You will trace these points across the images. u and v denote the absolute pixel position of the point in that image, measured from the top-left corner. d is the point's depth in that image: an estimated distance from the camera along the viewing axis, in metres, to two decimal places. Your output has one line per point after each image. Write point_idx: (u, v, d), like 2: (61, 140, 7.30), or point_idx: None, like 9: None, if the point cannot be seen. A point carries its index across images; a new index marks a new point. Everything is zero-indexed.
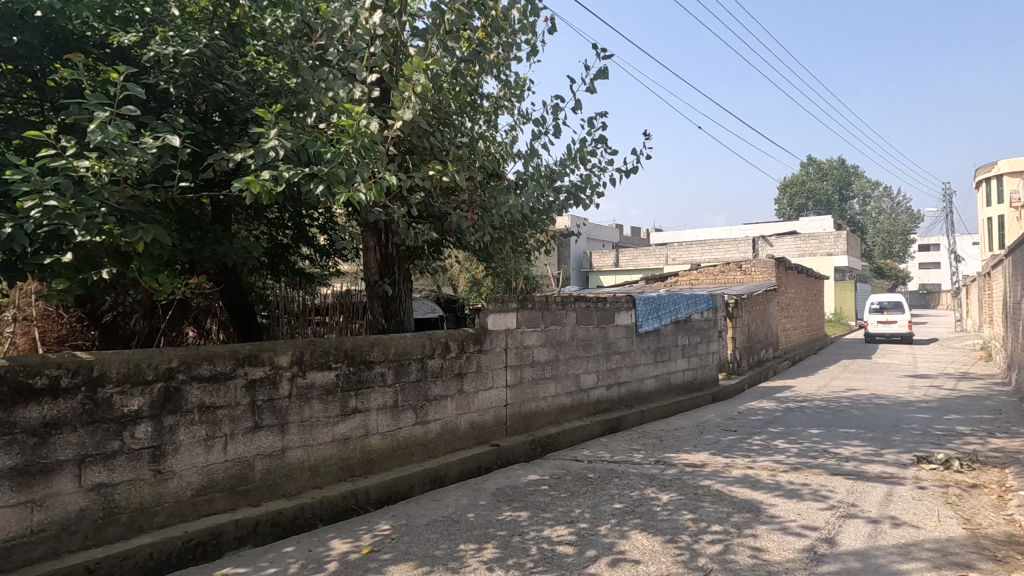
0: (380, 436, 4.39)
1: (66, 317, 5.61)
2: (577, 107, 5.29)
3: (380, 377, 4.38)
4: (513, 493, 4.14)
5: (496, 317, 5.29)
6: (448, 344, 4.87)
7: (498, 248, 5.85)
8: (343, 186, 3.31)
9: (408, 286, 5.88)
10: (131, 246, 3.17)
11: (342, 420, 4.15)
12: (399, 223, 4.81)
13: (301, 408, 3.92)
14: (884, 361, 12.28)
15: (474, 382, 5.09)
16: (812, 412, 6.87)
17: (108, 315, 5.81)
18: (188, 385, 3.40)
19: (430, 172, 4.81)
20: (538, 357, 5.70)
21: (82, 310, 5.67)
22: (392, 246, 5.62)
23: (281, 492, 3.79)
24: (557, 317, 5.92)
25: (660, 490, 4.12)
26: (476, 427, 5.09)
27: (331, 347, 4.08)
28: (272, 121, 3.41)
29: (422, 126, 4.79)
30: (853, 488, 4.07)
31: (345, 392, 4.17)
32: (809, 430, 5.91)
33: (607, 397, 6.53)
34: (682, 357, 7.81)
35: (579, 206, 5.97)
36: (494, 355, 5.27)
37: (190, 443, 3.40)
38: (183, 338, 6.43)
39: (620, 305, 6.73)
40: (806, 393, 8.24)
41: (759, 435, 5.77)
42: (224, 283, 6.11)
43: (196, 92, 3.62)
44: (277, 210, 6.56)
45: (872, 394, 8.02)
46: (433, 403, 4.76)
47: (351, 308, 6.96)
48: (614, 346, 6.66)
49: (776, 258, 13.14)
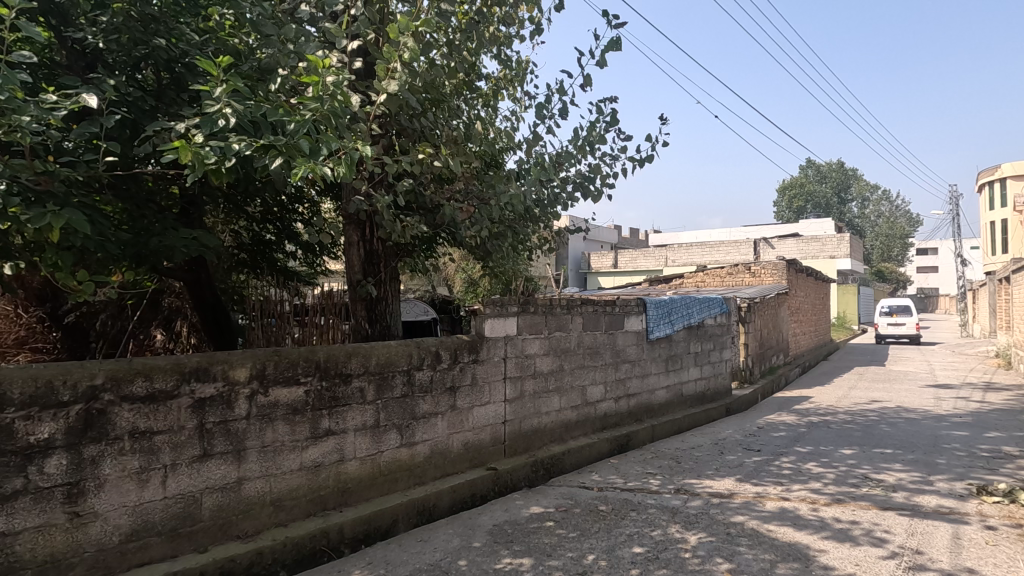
0: (359, 462, 3.77)
1: (27, 317, 5.10)
2: (586, 84, 4.69)
3: (359, 393, 3.76)
4: (513, 532, 3.52)
5: (494, 322, 4.67)
6: (439, 354, 4.25)
7: (497, 244, 5.22)
8: (305, 160, 2.67)
9: (396, 287, 5.26)
10: (42, 235, 2.54)
11: (313, 445, 3.52)
12: (383, 214, 4.18)
13: (262, 431, 3.29)
14: (899, 368, 11.68)
15: (469, 397, 4.47)
16: (840, 428, 6.27)
17: (72, 316, 5.24)
18: (116, 407, 2.77)
19: (421, 155, 4.20)
20: (540, 368, 5.08)
21: (43, 310, 5.12)
22: (378, 242, 5.00)
23: (236, 533, 3.16)
24: (562, 322, 5.31)
25: (686, 529, 3.50)
26: (471, 449, 4.48)
27: (300, 358, 3.46)
28: (220, 79, 2.78)
29: (411, 104, 4.18)
30: (913, 529, 3.46)
31: (317, 412, 3.54)
32: (841, 450, 5.31)
33: (616, 410, 5.92)
34: (695, 365, 7.21)
35: (588, 199, 5.37)
36: (491, 366, 4.65)
37: (118, 477, 2.77)
38: (151, 342, 5.80)
39: (630, 310, 6.13)
40: (827, 405, 7.64)
41: (787, 455, 5.17)
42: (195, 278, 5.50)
43: (134, 51, 3.02)
44: (253, 201, 5.95)
45: (899, 407, 7.42)
46: (421, 422, 4.13)
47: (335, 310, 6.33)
48: (623, 355, 6.05)
49: (786, 259, 12.59)
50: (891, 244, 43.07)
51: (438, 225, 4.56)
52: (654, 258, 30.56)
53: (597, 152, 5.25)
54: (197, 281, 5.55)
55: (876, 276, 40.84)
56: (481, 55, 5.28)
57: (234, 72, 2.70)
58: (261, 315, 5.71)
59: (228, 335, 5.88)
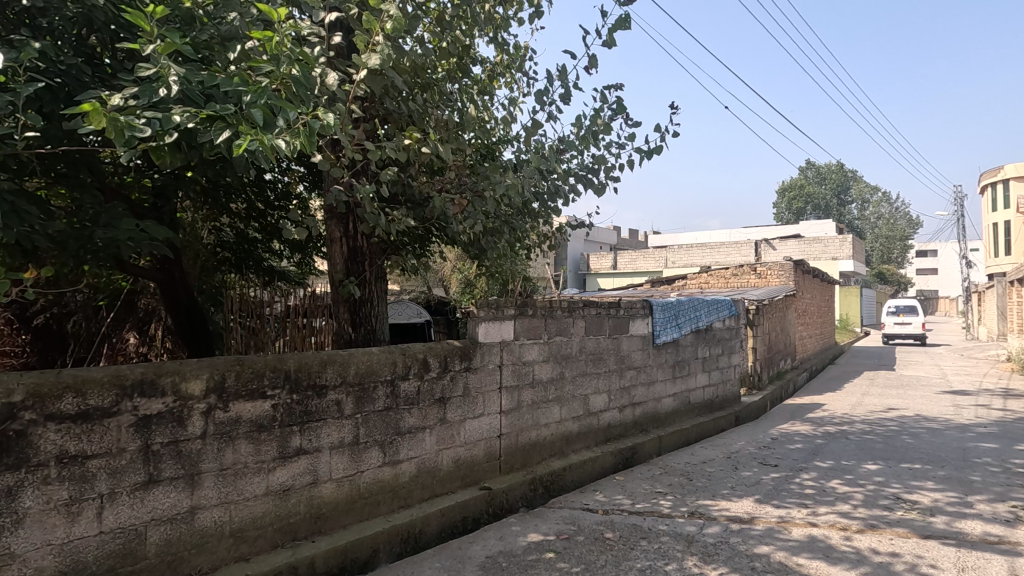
0: (335, 484, 3.34)
1: None
2: (591, 65, 4.29)
3: (335, 407, 3.34)
4: (508, 566, 3.09)
5: (489, 326, 4.26)
6: (427, 361, 3.84)
7: (492, 241, 4.81)
8: (260, 133, 2.23)
9: (383, 287, 4.84)
10: None
11: (280, 466, 3.10)
12: (366, 206, 3.77)
13: (220, 452, 2.87)
14: (910, 373, 11.28)
15: (461, 409, 4.05)
16: (860, 439, 5.85)
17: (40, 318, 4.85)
18: (40, 428, 2.35)
19: (407, 140, 3.78)
20: (539, 376, 4.67)
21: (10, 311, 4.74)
22: (364, 239, 4.59)
23: (187, 571, 2.74)
24: (563, 326, 4.90)
25: (705, 563, 3.08)
26: (462, 466, 4.06)
27: (265, 367, 3.04)
28: (157, 35, 2.34)
29: (397, 84, 3.77)
30: (963, 563, 3.04)
31: (286, 429, 3.12)
32: (865, 465, 4.90)
33: (620, 421, 5.51)
34: (703, 371, 6.80)
35: (591, 192, 4.96)
36: (485, 374, 4.23)
37: (42, 511, 2.35)
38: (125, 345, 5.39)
39: (636, 312, 5.72)
40: (842, 413, 7.22)
41: (808, 471, 4.75)
42: (168, 277, 5.10)
43: (67, 10, 2.61)
44: (230, 194, 5.53)
45: (918, 416, 7.01)
46: (406, 437, 3.71)
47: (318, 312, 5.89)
48: (628, 361, 5.64)
49: (793, 260, 12.21)
50: (892, 245, 42.76)
51: (427, 218, 4.16)
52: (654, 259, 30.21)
53: (601, 142, 4.85)
54: (170, 280, 5.14)
55: (877, 278, 40.50)
56: (476, 36, 4.88)
57: (174, 30, 2.27)
58: (237, 319, 5.28)
59: (205, 342, 5.49)
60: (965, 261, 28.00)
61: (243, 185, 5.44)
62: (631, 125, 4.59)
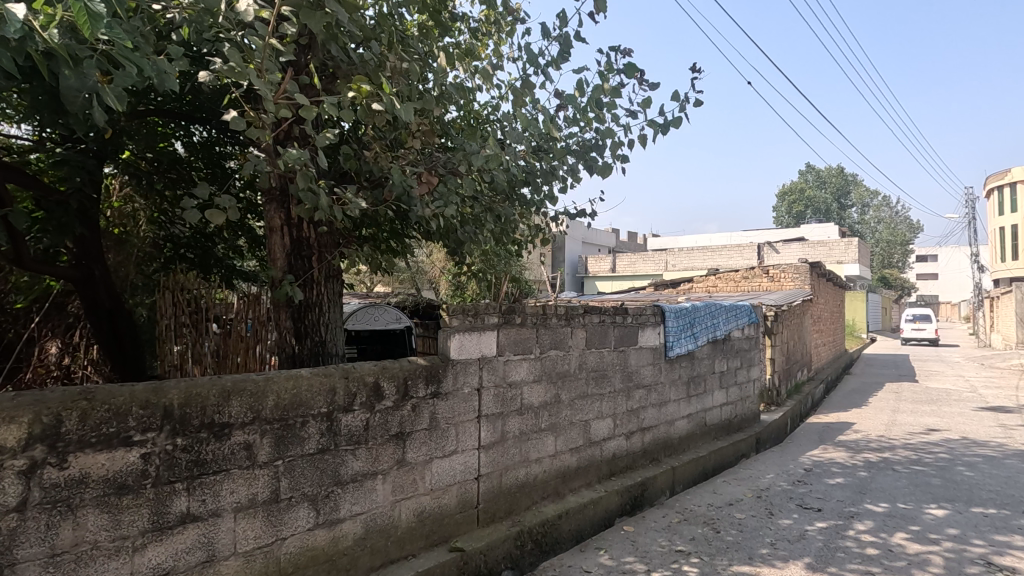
0: (242, 560, 2.41)
1: None
2: (597, 7, 3.38)
3: (242, 453, 2.41)
4: None
5: (465, 339, 3.35)
6: (380, 387, 2.92)
7: (472, 233, 3.90)
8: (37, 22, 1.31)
9: (337, 289, 3.92)
10: None
11: (154, 542, 2.17)
12: (299, 180, 2.85)
13: (51, 531, 1.94)
14: (936, 386, 10.40)
15: (425, 446, 3.14)
16: (909, 472, 4.94)
17: None
18: None
19: (354, 95, 2.87)
20: (529, 400, 3.77)
21: None
22: (313, 231, 3.70)
23: None
24: (560, 338, 3.99)
25: None
26: (428, 521, 3.15)
27: (131, 402, 2.12)
28: None
29: (343, 21, 2.87)
30: None
31: (164, 488, 2.20)
32: (927, 510, 3.99)
33: (627, 450, 4.60)
34: (720, 388, 5.89)
35: (593, 172, 4.06)
36: (459, 401, 3.33)
37: None
38: (45, 358, 4.37)
39: (645, 320, 4.82)
40: (878, 436, 6.31)
41: (861, 519, 3.82)
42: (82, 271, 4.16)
43: None
44: (160, 176, 4.59)
45: (967, 440, 6.11)
46: (348, 487, 2.79)
47: (266, 317, 4.95)
48: (636, 378, 4.73)
49: (808, 262, 11.46)
50: (893, 250, 42.10)
51: (385, 200, 3.24)
52: (654, 262, 29.40)
53: (607, 112, 3.95)
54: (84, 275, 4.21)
55: (879, 282, 39.91)
56: None
57: None
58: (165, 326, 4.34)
59: (134, 368, 4.52)
60: (976, 265, 27.17)
61: (187, 166, 4.61)
62: (645, 88, 3.68)
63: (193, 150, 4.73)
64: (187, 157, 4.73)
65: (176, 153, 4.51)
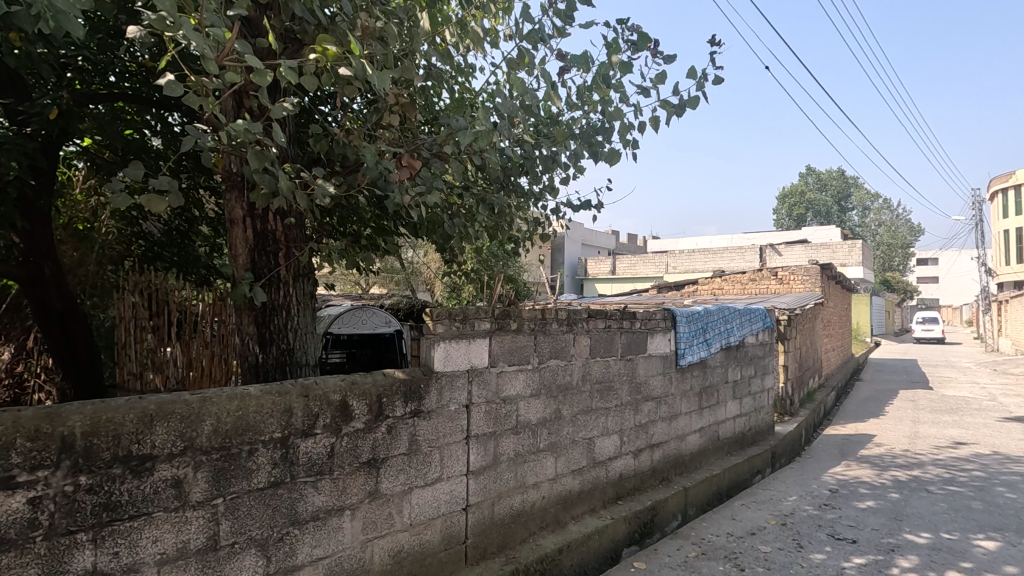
0: None
1: None
2: None
3: (169, 491, 1.95)
4: None
5: (452, 348, 2.89)
6: (348, 405, 2.47)
7: (463, 226, 3.44)
8: None
9: (309, 290, 3.45)
10: None
11: None
12: (250, 158, 2.38)
13: None
14: (951, 393, 9.96)
15: (403, 474, 2.68)
16: (945, 494, 4.47)
17: None
18: None
19: (317, 57, 2.39)
20: (526, 417, 3.31)
21: None
22: (281, 225, 3.26)
23: None
24: (561, 346, 3.54)
25: None
26: (407, 562, 2.68)
27: (16, 433, 1.65)
28: None
29: None
30: None
31: (62, 540, 1.73)
32: (977, 543, 3.52)
33: (634, 469, 4.14)
34: (733, 399, 5.43)
35: (597, 159, 3.61)
36: (444, 420, 2.86)
37: None
38: None
39: (655, 325, 4.36)
40: (903, 451, 5.85)
41: (904, 553, 3.35)
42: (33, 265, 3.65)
43: None
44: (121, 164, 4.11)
45: (1000, 456, 5.65)
46: (307, 527, 2.32)
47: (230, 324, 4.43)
48: (645, 390, 4.27)
49: (819, 263, 11.02)
50: (893, 253, 42.04)
51: (359, 185, 2.77)
52: (655, 264, 28.99)
53: (615, 91, 3.49)
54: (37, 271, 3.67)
55: (881, 285, 39.57)
56: None
57: None
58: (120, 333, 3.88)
59: (89, 378, 4.06)
60: (982, 269, 26.77)
61: (152, 153, 4.13)
62: (659, 60, 3.23)
63: (165, 140, 4.27)
64: (158, 147, 4.27)
65: (146, 143, 4.05)
